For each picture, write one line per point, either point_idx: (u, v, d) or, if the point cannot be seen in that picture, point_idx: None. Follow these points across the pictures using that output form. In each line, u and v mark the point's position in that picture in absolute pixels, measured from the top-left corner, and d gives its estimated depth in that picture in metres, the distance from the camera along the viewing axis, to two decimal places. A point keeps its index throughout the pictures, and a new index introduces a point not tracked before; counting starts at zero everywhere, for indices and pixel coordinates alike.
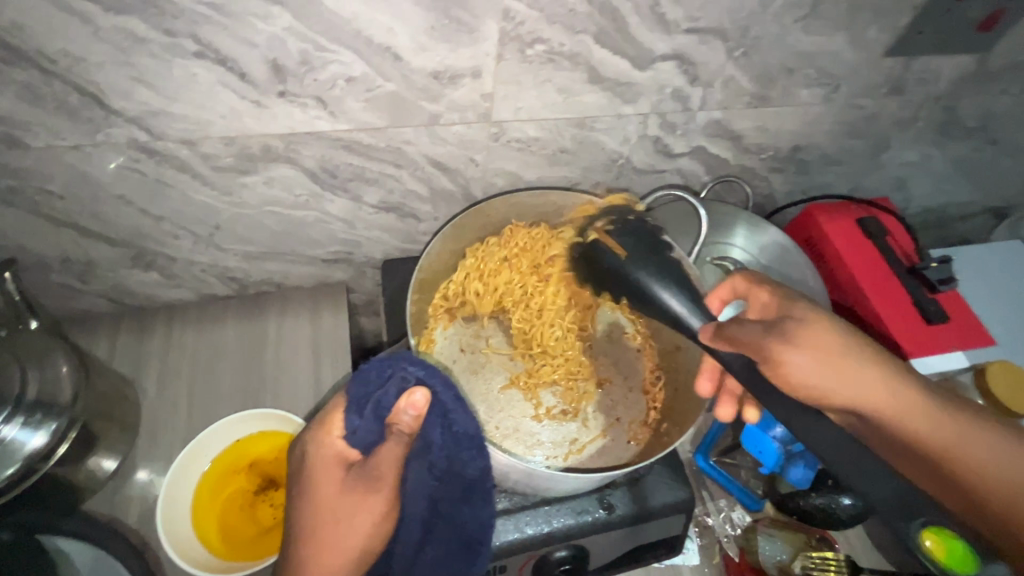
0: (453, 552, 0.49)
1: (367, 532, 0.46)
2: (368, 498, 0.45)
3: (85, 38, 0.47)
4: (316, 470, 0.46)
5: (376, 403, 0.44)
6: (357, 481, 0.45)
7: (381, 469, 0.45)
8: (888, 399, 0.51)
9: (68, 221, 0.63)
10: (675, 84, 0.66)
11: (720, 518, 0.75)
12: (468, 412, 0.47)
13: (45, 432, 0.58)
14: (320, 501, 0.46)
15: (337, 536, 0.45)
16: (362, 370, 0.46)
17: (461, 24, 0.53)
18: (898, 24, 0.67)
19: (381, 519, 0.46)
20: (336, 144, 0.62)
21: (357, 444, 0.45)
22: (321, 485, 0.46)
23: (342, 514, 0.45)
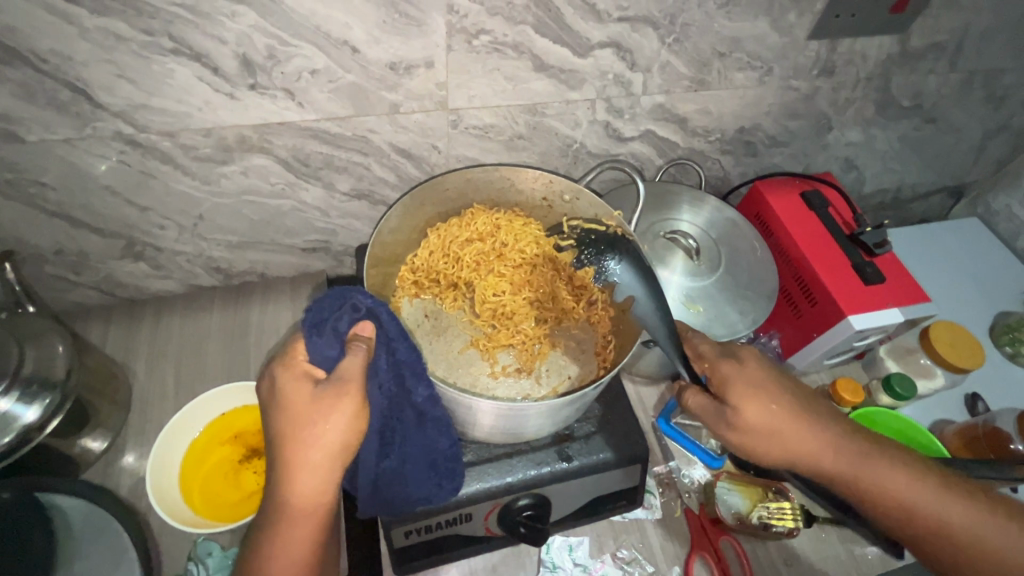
0: (418, 470, 0.58)
1: (342, 434, 0.50)
2: (337, 403, 0.50)
3: (73, 39, 0.53)
4: (285, 388, 0.51)
5: (334, 325, 0.52)
6: (325, 391, 0.50)
7: (346, 376, 0.50)
8: (825, 449, 0.61)
9: (61, 212, 0.69)
10: (615, 70, 0.73)
11: (681, 473, 0.79)
12: (409, 344, 0.55)
13: (38, 407, 0.62)
14: (295, 414, 0.50)
15: (315, 439, 0.49)
16: (318, 301, 0.54)
17: (409, 17, 0.59)
18: (816, 9, 0.74)
19: (352, 421, 0.50)
20: (305, 134, 0.68)
21: (321, 360, 0.52)
22: (292, 400, 0.51)
23: (314, 419, 0.49)
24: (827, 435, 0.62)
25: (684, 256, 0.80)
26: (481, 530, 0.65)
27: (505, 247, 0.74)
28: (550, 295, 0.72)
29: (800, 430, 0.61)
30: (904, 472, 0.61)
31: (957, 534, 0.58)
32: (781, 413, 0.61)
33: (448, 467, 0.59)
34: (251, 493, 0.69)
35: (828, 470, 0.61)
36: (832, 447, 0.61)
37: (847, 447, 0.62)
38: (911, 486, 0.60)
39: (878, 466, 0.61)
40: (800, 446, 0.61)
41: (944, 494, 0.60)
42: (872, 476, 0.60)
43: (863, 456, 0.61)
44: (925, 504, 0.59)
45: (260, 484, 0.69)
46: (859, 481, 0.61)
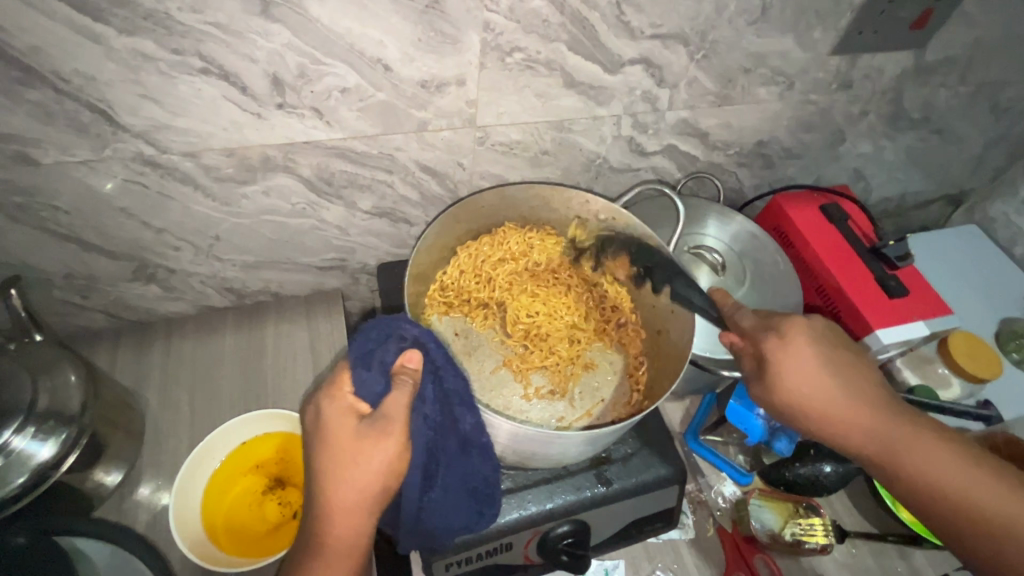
0: (460, 499, 0.56)
1: (384, 475, 0.48)
2: (380, 443, 0.48)
3: (97, 58, 0.51)
4: (330, 421, 0.50)
5: (381, 356, 0.51)
6: (369, 429, 0.49)
7: (391, 414, 0.49)
8: (857, 411, 0.60)
9: (73, 235, 0.65)
10: (644, 87, 0.72)
11: (712, 491, 0.79)
12: (455, 372, 0.54)
13: (53, 443, 0.59)
14: (338, 451, 0.49)
15: (357, 477, 0.48)
16: (364, 331, 0.54)
17: (445, 35, 0.58)
18: (839, 25, 0.75)
19: (395, 461, 0.49)
20: (331, 152, 0.66)
21: (366, 394, 0.50)
22: (336, 435, 0.50)
23: (357, 457, 0.48)
24: (873, 406, 0.60)
25: (710, 271, 0.80)
26: (520, 558, 0.64)
27: (538, 267, 0.74)
28: (583, 316, 0.72)
29: (839, 398, 0.61)
30: (947, 453, 0.57)
31: (1000, 526, 0.53)
32: (820, 379, 0.61)
33: (487, 494, 0.57)
34: (276, 527, 0.66)
35: (864, 441, 0.60)
36: (876, 417, 0.60)
37: (893, 417, 0.60)
38: (956, 470, 0.56)
39: (924, 443, 0.58)
40: (836, 415, 0.61)
41: (994, 482, 0.55)
42: (913, 453, 0.58)
43: (910, 431, 0.59)
44: (967, 490, 0.55)
45: (287, 517, 0.66)
46: (897, 457, 0.58)
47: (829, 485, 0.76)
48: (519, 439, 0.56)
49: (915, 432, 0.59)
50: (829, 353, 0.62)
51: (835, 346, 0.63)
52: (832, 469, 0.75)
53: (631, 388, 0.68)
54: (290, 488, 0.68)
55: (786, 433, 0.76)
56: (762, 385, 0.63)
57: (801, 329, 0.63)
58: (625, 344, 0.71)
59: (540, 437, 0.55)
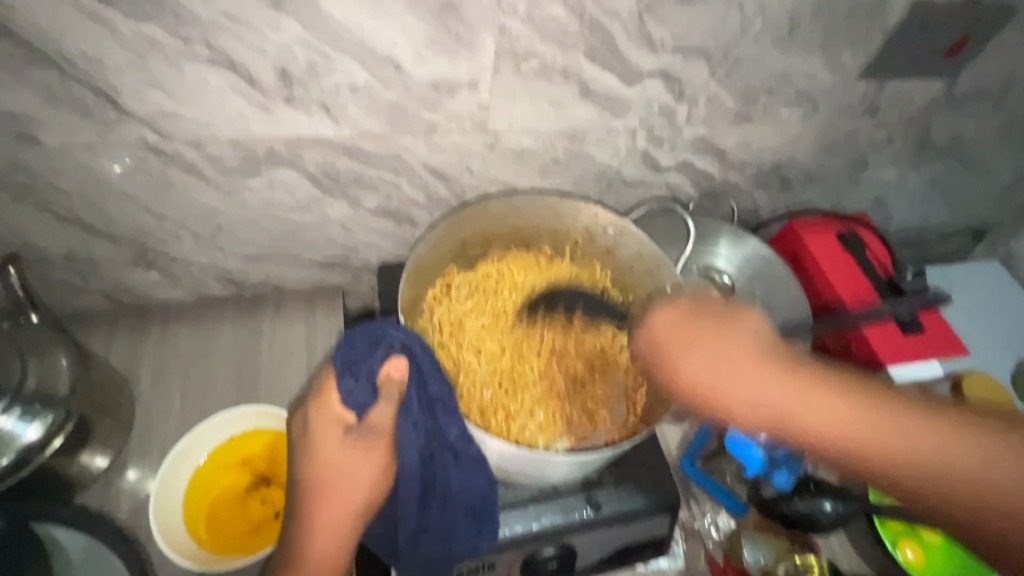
0: (457, 516, 0.55)
1: (370, 485, 0.51)
2: (368, 453, 0.51)
3: (104, 42, 0.50)
4: (317, 432, 0.51)
5: (368, 367, 0.50)
6: (356, 440, 0.51)
7: (379, 426, 0.51)
8: (773, 398, 0.53)
9: (75, 217, 0.65)
10: (662, 100, 0.70)
11: (706, 522, 0.76)
12: (442, 379, 0.51)
13: (40, 425, 0.58)
14: (324, 462, 0.51)
15: (343, 489, 0.50)
16: (349, 336, 0.52)
17: (460, 38, 0.57)
18: (869, 49, 0.72)
19: (380, 472, 0.51)
20: (338, 150, 0.64)
21: (352, 405, 0.50)
22: (324, 446, 0.51)
23: (344, 469, 0.50)
24: (793, 382, 0.54)
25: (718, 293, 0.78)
26: None
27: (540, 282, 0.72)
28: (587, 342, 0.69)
29: (754, 385, 0.54)
30: (876, 424, 0.52)
31: (952, 472, 0.50)
32: (730, 370, 0.55)
33: (485, 510, 0.55)
34: (258, 526, 0.65)
35: (796, 426, 0.53)
36: (796, 397, 0.53)
37: (813, 388, 0.53)
38: (886, 421, 0.52)
39: (846, 407, 0.53)
40: (768, 408, 0.53)
41: (906, 426, 0.52)
42: (838, 421, 0.52)
43: (822, 398, 0.53)
44: (902, 453, 0.51)
45: (269, 516, 0.65)
46: (829, 429, 0.53)
47: (827, 523, 0.73)
48: (508, 457, 0.54)
49: (845, 411, 0.53)
50: (681, 337, 0.56)
51: (707, 328, 0.56)
52: (831, 506, 0.73)
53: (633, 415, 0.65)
54: (275, 487, 0.67)
55: (787, 465, 0.74)
56: (671, 377, 0.56)
57: (675, 315, 0.57)
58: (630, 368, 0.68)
59: (526, 457, 0.53)
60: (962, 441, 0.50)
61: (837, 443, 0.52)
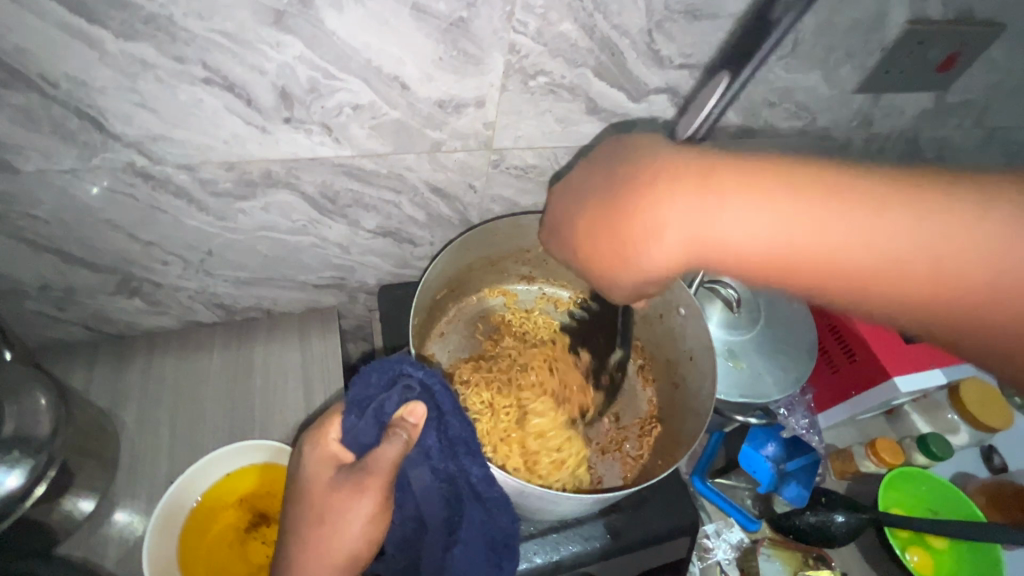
0: (477, 554, 0.51)
1: (359, 532, 0.47)
2: (354, 498, 0.47)
3: (89, 63, 0.47)
4: (310, 471, 0.49)
5: (378, 407, 0.48)
6: (344, 481, 0.47)
7: (369, 469, 0.46)
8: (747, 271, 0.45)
9: (52, 246, 0.60)
10: (667, 116, 0.69)
11: (720, 540, 0.75)
12: (462, 418, 0.50)
13: (20, 473, 0.54)
14: (312, 503, 0.48)
15: (327, 539, 0.47)
16: (363, 372, 0.49)
17: (468, 55, 0.55)
18: (867, 64, 0.73)
19: (373, 519, 0.47)
20: (337, 170, 0.62)
21: (352, 442, 0.48)
22: (313, 487, 0.48)
23: (331, 513, 0.47)
24: (831, 199, 0.41)
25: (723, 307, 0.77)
26: None
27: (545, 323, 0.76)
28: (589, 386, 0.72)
29: (795, 206, 0.42)
30: (868, 231, 0.40)
31: (953, 289, 0.39)
32: (679, 208, 0.46)
33: (507, 544, 0.51)
34: (262, 568, 0.63)
35: (848, 254, 0.41)
36: (849, 220, 0.40)
37: (846, 203, 0.40)
38: (889, 246, 0.40)
39: (920, 223, 0.39)
40: (803, 245, 0.42)
41: (923, 223, 0.39)
42: (884, 236, 0.39)
43: (843, 219, 0.41)
44: (899, 264, 0.40)
45: (272, 558, 0.63)
46: (830, 252, 0.41)
47: (839, 535, 0.73)
48: (531, 494, 0.52)
49: (822, 234, 0.41)
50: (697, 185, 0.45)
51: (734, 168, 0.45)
52: (844, 519, 0.74)
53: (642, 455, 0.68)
54: (275, 526, 0.64)
55: (797, 479, 0.74)
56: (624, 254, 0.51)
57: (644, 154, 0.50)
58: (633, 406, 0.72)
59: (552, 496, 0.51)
60: (945, 251, 0.38)
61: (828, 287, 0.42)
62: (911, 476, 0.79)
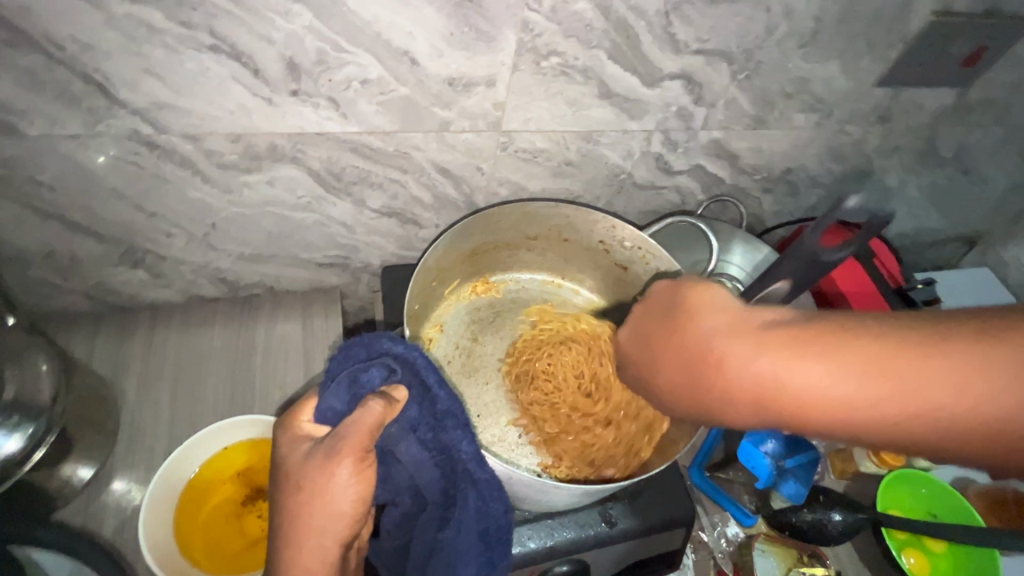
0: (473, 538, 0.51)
1: (345, 497, 0.44)
2: (330, 466, 0.44)
3: (97, 26, 0.46)
4: (286, 446, 0.48)
5: (354, 375, 0.48)
6: (320, 450, 0.46)
7: (341, 433, 0.45)
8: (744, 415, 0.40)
9: (56, 213, 0.60)
10: (680, 103, 0.68)
11: (715, 534, 0.75)
12: (450, 392, 0.51)
13: (20, 437, 0.55)
14: (288, 475, 0.46)
15: (313, 509, 0.44)
16: (345, 349, 0.52)
17: (480, 32, 0.54)
18: (888, 57, 0.71)
19: (355, 482, 0.44)
20: (343, 146, 0.61)
21: (329, 415, 0.48)
22: (289, 460, 0.47)
23: (307, 485, 0.44)
24: (841, 343, 0.36)
25: None
26: None
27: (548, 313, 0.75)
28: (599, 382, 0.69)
29: (885, 374, 0.34)
30: (838, 376, 0.35)
31: (938, 417, 0.33)
32: (761, 351, 0.38)
33: (499, 539, 0.51)
34: (258, 542, 0.62)
35: (920, 408, 0.34)
36: (920, 381, 0.34)
37: (930, 355, 0.34)
38: (879, 389, 0.34)
39: (937, 366, 0.33)
40: (800, 390, 0.36)
41: (954, 372, 0.33)
42: (969, 396, 0.33)
43: (838, 353, 0.36)
44: (847, 408, 0.35)
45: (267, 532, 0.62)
46: (913, 403, 0.34)
47: (836, 534, 0.73)
48: (519, 482, 0.54)
49: (812, 376, 0.36)
50: (747, 328, 0.40)
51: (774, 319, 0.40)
52: (840, 518, 0.73)
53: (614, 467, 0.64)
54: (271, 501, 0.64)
55: (795, 475, 0.74)
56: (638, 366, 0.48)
57: (704, 290, 0.44)
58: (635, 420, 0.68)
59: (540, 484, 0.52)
60: (917, 382, 0.34)
61: (772, 399, 0.37)
62: (912, 477, 0.79)
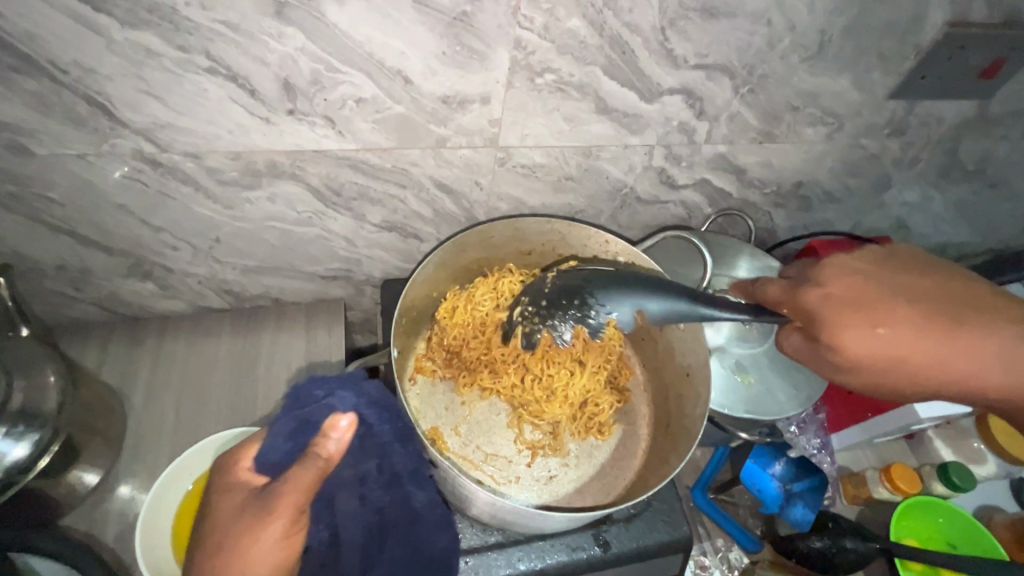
0: None
1: (268, 560, 0.45)
2: (263, 524, 0.45)
3: (98, 51, 0.48)
4: (222, 496, 0.49)
5: (300, 422, 0.50)
6: (254, 504, 0.47)
7: (279, 490, 0.46)
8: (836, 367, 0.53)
9: (67, 228, 0.62)
10: (681, 118, 0.67)
11: (718, 559, 0.72)
12: None
13: (26, 444, 0.57)
14: (218, 527, 0.47)
15: (234, 568, 0.44)
16: (302, 391, 0.53)
17: (472, 51, 0.54)
18: (901, 69, 0.69)
19: (278, 544, 0.45)
20: (341, 163, 0.62)
21: (268, 466, 0.49)
22: (223, 510, 0.48)
23: (236, 541, 0.45)
24: (915, 320, 0.50)
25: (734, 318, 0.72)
26: None
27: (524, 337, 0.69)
28: (589, 395, 0.67)
29: (948, 335, 0.50)
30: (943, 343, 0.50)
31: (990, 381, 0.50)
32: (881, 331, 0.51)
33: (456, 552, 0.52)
34: None
35: (951, 370, 0.50)
36: (972, 348, 0.50)
37: (958, 329, 0.50)
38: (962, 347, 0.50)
39: (972, 336, 0.50)
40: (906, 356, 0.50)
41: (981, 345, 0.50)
42: (970, 357, 0.50)
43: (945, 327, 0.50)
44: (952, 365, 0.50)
45: None
46: (968, 364, 0.50)
47: (844, 563, 0.69)
48: (504, 506, 0.53)
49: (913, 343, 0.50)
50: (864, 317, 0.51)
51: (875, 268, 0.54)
52: (851, 546, 0.69)
53: (602, 492, 0.65)
54: None
55: (804, 500, 0.72)
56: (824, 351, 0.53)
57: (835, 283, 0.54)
58: (615, 451, 0.68)
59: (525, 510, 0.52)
60: (968, 355, 0.50)
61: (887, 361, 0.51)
62: (927, 505, 0.75)
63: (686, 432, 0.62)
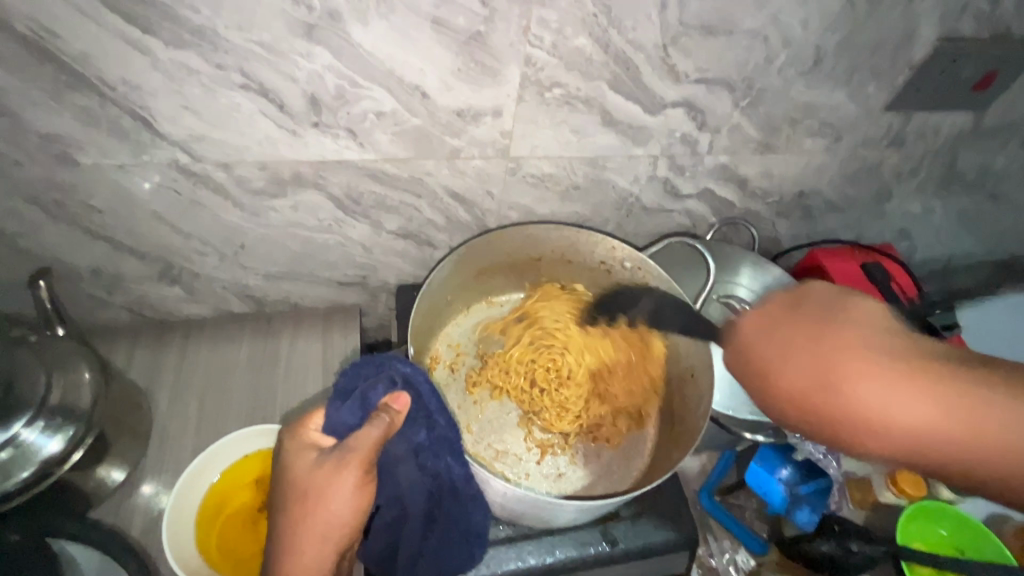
0: None
1: (347, 506, 0.47)
2: (338, 476, 0.47)
3: (143, 69, 0.52)
4: (291, 455, 0.50)
5: (363, 393, 0.51)
6: (326, 460, 0.48)
7: (349, 445, 0.47)
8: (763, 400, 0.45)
9: (104, 234, 0.66)
10: (684, 129, 0.70)
11: (724, 560, 0.74)
12: (450, 418, 0.53)
13: (61, 438, 0.59)
14: (291, 485, 0.49)
15: (317, 516, 0.47)
16: (355, 366, 0.53)
17: (485, 67, 0.57)
18: (895, 82, 0.72)
19: (358, 490, 0.47)
20: (361, 172, 0.65)
21: (337, 427, 0.50)
22: (293, 468, 0.49)
23: (315, 494, 0.47)
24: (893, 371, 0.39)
25: None
26: None
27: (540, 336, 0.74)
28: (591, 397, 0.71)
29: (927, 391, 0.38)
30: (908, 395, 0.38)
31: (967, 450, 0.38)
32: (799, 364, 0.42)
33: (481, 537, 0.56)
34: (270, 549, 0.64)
35: (930, 432, 0.38)
36: (945, 400, 0.38)
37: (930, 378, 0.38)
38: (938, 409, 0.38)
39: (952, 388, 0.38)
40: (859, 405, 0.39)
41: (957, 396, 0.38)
42: (951, 418, 0.37)
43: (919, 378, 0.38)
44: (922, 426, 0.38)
45: None
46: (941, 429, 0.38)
47: (852, 565, 0.70)
48: (514, 499, 0.55)
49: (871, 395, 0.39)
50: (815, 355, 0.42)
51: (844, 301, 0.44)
52: (858, 550, 0.70)
53: (608, 486, 0.67)
54: None
55: (809, 503, 0.74)
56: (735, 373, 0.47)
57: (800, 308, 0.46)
58: (622, 450, 0.70)
59: (534, 502, 0.53)
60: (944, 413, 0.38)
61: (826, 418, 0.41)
62: (933, 509, 0.75)
63: (689, 431, 0.64)
